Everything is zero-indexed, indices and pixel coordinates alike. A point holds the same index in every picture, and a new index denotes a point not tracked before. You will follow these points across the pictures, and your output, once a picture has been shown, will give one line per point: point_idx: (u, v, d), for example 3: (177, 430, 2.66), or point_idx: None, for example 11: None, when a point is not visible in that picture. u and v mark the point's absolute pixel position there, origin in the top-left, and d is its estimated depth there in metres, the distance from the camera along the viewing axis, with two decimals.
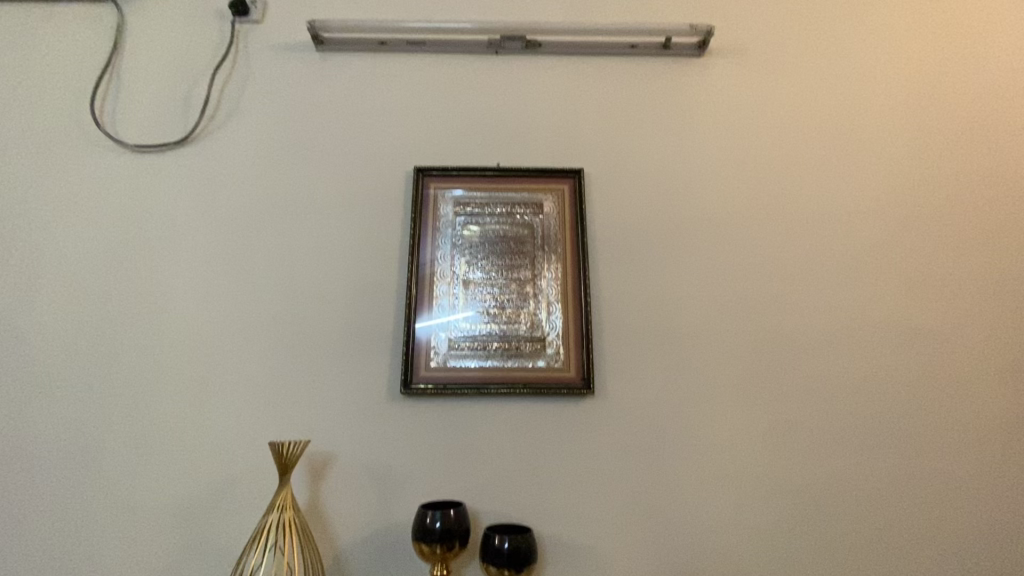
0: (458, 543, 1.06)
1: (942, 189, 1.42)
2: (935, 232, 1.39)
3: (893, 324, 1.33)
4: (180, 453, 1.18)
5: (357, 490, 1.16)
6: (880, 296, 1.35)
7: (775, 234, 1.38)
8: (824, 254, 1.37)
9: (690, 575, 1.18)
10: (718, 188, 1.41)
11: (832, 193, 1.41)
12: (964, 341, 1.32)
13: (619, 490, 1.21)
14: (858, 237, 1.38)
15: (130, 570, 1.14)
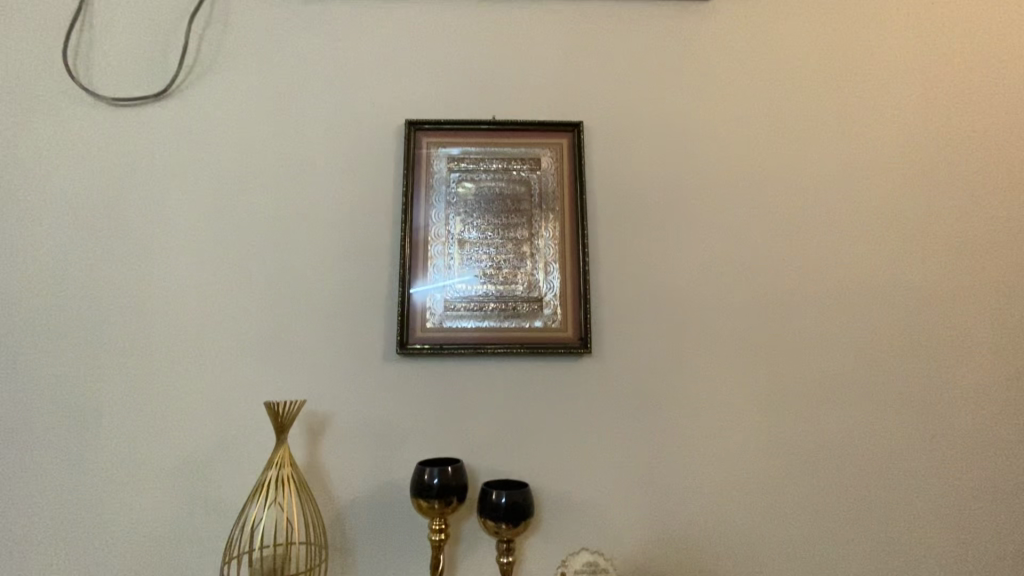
0: (456, 499, 1.05)
1: (949, 146, 1.38)
2: (940, 191, 1.35)
3: (896, 282, 1.31)
4: (178, 412, 1.20)
5: (358, 447, 1.19)
6: (882, 255, 1.32)
7: (777, 191, 1.34)
8: (828, 211, 1.33)
9: (684, 530, 1.19)
10: (720, 143, 1.36)
11: (837, 148, 1.37)
12: (964, 301, 1.31)
13: (617, 447, 1.22)
14: (863, 194, 1.34)
15: (129, 525, 1.16)
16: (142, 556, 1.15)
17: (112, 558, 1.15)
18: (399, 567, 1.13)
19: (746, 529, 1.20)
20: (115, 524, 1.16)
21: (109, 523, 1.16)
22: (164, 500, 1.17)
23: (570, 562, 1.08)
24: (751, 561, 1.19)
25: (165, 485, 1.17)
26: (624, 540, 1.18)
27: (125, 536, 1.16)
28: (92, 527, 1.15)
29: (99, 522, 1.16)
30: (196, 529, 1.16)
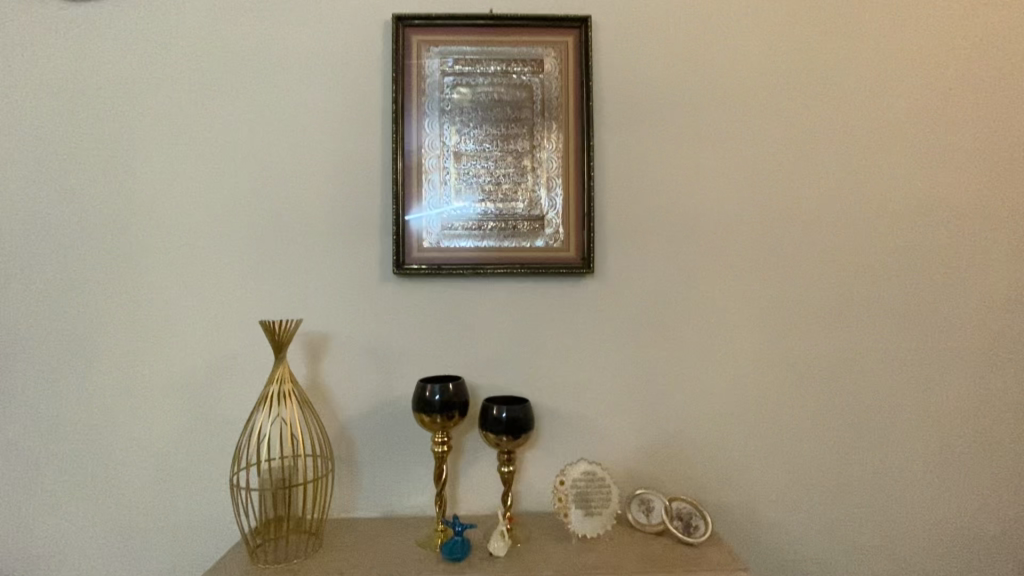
0: (457, 413, 1.07)
1: (987, 52, 1.27)
2: (969, 103, 1.26)
3: (911, 201, 1.25)
4: (174, 331, 1.19)
5: (359, 366, 1.20)
6: (901, 173, 1.26)
7: (796, 101, 1.24)
8: (848, 124, 1.25)
9: (680, 444, 1.22)
10: (739, 46, 1.24)
11: (864, 53, 1.26)
12: (982, 221, 1.26)
13: (618, 367, 1.22)
14: (886, 106, 1.26)
15: (135, 438, 1.19)
16: (153, 469, 1.19)
17: (125, 470, 1.18)
18: (403, 476, 1.18)
19: (740, 443, 1.23)
20: (124, 439, 1.18)
21: (118, 439, 1.18)
22: (169, 417, 1.19)
23: (568, 472, 1.09)
24: (743, 473, 1.23)
25: (169, 404, 1.19)
26: (621, 454, 1.21)
27: (134, 450, 1.18)
28: (102, 442, 1.18)
29: (109, 438, 1.18)
30: (204, 443, 1.19)
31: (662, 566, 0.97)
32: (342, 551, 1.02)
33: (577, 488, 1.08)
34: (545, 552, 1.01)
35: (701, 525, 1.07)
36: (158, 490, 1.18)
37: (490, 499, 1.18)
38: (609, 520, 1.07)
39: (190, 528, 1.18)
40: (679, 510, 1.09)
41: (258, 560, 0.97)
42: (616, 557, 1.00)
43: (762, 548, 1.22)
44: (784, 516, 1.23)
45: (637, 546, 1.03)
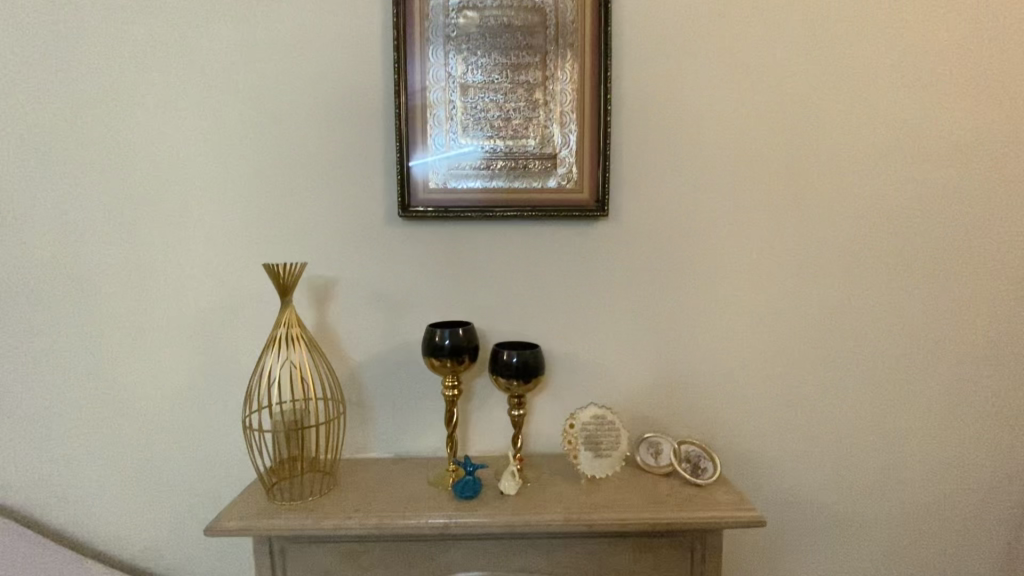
0: (468, 358, 1.06)
1: None
2: (1013, 37, 1.18)
3: (941, 144, 1.20)
4: (177, 274, 1.17)
5: (367, 310, 1.18)
6: (932, 112, 1.19)
7: (826, 33, 1.17)
8: (880, 58, 1.18)
9: (690, 390, 1.22)
10: None
11: None
12: (1013, 165, 1.20)
13: (630, 312, 1.20)
14: (923, 39, 1.18)
15: (147, 381, 1.20)
16: (166, 411, 1.20)
17: (139, 410, 1.20)
18: (413, 420, 1.19)
19: (750, 389, 1.22)
20: (135, 381, 1.19)
21: (129, 381, 1.19)
22: (178, 360, 1.19)
23: (578, 416, 1.09)
24: (751, 419, 1.23)
25: (177, 347, 1.19)
26: (631, 399, 1.21)
27: (146, 391, 1.20)
28: (115, 384, 1.19)
29: (121, 380, 1.19)
30: (215, 386, 1.20)
31: (670, 505, 0.98)
32: (355, 490, 1.05)
33: (587, 431, 1.08)
34: (555, 491, 1.03)
35: (710, 467, 1.08)
36: (172, 431, 1.20)
37: (501, 441, 1.19)
38: (618, 462, 1.08)
39: (206, 467, 1.21)
40: (688, 453, 1.11)
41: (275, 497, 1.00)
42: (626, 496, 1.01)
43: (767, 490, 1.24)
44: (790, 460, 1.24)
45: (646, 486, 1.05)
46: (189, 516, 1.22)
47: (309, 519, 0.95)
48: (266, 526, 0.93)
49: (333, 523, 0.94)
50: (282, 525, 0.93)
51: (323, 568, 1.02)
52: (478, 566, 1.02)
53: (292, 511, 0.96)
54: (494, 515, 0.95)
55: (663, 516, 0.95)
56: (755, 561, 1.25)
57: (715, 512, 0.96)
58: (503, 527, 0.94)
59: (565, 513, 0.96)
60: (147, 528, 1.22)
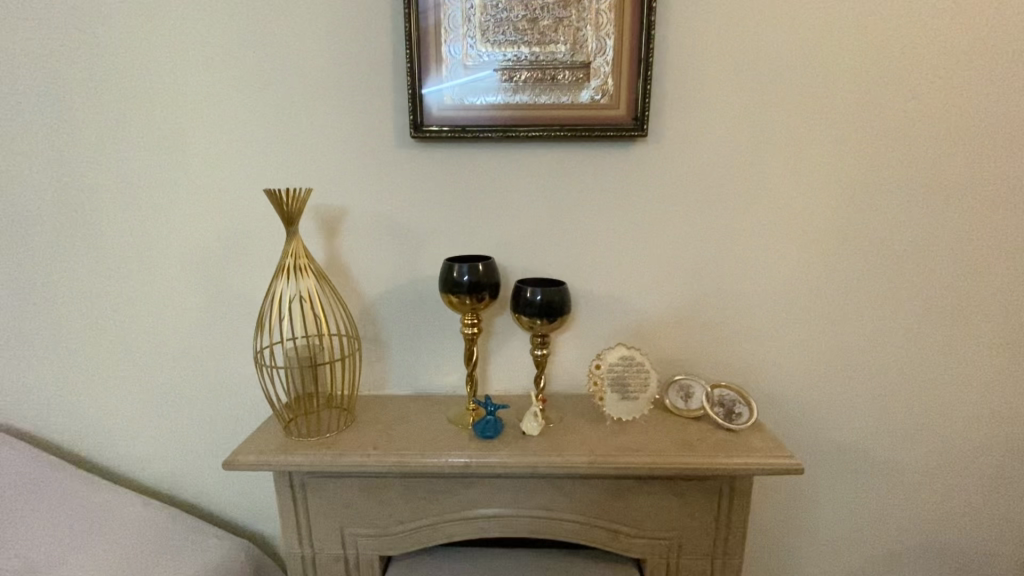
0: (488, 295, 0.98)
1: None
2: None
3: None
4: (180, 202, 1.11)
5: (379, 243, 1.10)
6: None
7: None
8: None
9: (726, 332, 1.13)
10: None
11: None
12: None
13: (665, 247, 1.09)
14: None
15: (159, 314, 1.17)
16: (180, 345, 1.18)
17: (154, 344, 1.18)
18: (431, 358, 1.15)
19: (792, 332, 1.13)
20: (148, 314, 1.17)
21: (142, 314, 1.17)
22: (188, 294, 1.15)
23: (606, 355, 1.03)
24: (790, 364, 1.15)
25: (185, 281, 1.15)
26: (662, 340, 1.14)
27: (160, 325, 1.17)
28: (128, 317, 1.17)
29: (134, 313, 1.17)
30: (228, 320, 1.16)
31: (701, 450, 0.93)
32: (373, 427, 1.02)
33: (614, 372, 1.02)
34: (579, 433, 0.99)
35: (745, 413, 1.01)
36: (188, 364, 1.19)
37: (522, 380, 1.14)
38: (647, 404, 1.02)
39: (225, 400, 1.20)
40: (721, 397, 1.04)
41: (292, 432, 0.98)
42: (654, 439, 0.96)
43: (798, 437, 1.19)
44: (828, 407, 1.17)
45: (675, 430, 0.99)
46: (212, 448, 1.23)
47: (327, 455, 0.93)
48: (284, 461, 0.92)
49: (351, 460, 0.92)
50: (300, 461, 0.92)
51: (345, 500, 1.02)
52: (499, 502, 1.01)
53: (309, 447, 0.95)
54: (516, 455, 0.92)
55: (693, 461, 0.91)
56: (779, 504, 1.23)
57: (749, 459, 0.91)
58: (525, 467, 0.91)
59: (590, 456, 0.92)
60: (173, 457, 1.24)
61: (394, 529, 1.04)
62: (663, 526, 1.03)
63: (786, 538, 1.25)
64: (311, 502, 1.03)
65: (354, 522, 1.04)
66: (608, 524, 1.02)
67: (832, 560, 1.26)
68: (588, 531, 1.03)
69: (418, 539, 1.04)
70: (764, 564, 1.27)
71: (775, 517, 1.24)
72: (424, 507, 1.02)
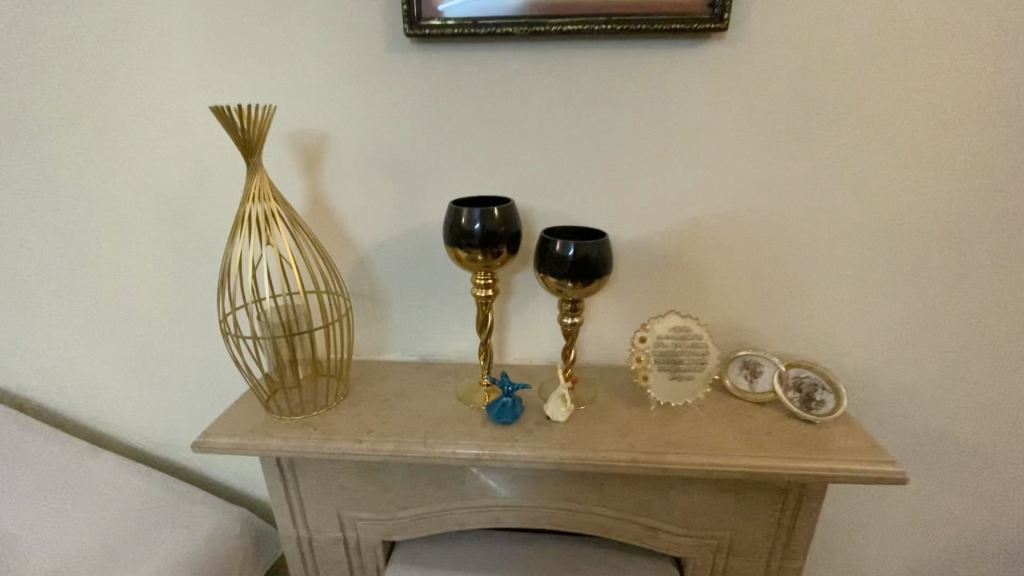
0: (506, 250, 0.77)
1: None
2: None
3: None
4: (130, 133, 0.91)
5: (371, 180, 0.89)
6: None
7: None
8: None
9: (810, 299, 0.88)
10: None
11: None
12: None
13: (738, 187, 0.83)
14: None
15: (124, 267, 1.01)
16: (153, 302, 1.03)
17: (126, 301, 1.03)
18: (439, 320, 0.96)
19: (899, 302, 0.87)
20: (112, 266, 1.01)
21: (106, 266, 1.01)
22: (153, 243, 0.98)
23: (652, 326, 0.82)
24: (895, 341, 0.89)
25: (148, 228, 0.97)
26: (725, 306, 0.90)
27: (128, 280, 1.02)
28: (93, 272, 1.02)
29: (98, 265, 1.01)
30: (201, 273, 0.99)
31: (771, 449, 0.74)
32: (368, 404, 0.86)
33: (662, 347, 0.82)
34: (616, 420, 0.80)
35: (829, 401, 0.80)
36: (165, 323, 1.04)
37: (548, 348, 0.95)
38: (702, 386, 0.82)
39: (209, 363, 1.06)
40: (798, 379, 0.83)
41: (274, 409, 0.83)
42: (711, 433, 0.77)
43: (893, 431, 0.95)
44: (935, 397, 0.92)
45: (737, 419, 0.80)
46: (202, 413, 1.12)
47: (312, 440, 0.78)
48: (261, 445, 0.78)
49: (339, 446, 0.77)
50: (280, 446, 0.78)
51: (340, 483, 0.89)
52: (517, 493, 0.86)
53: (292, 428, 0.80)
54: (537, 449, 0.75)
55: (762, 464, 0.72)
56: (852, 503, 1.02)
57: (834, 464, 0.72)
58: (548, 464, 0.74)
59: (631, 453, 0.73)
60: (164, 421, 1.14)
61: (397, 515, 0.90)
62: (713, 526, 0.86)
63: (858, 541, 1.06)
64: (302, 483, 0.89)
65: (352, 506, 0.91)
66: (646, 521, 0.86)
67: (913, 568, 1.07)
68: (622, 527, 0.87)
69: (424, 527, 0.91)
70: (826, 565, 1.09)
71: (846, 517, 1.04)
72: (430, 494, 0.88)
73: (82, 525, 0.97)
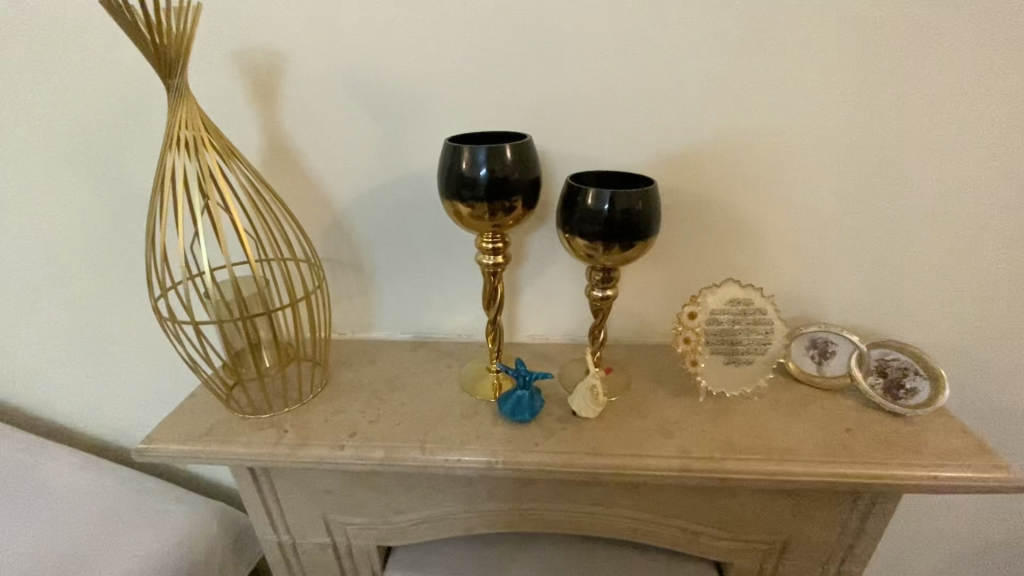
0: (522, 203, 0.58)
1: None
2: None
3: None
4: (16, 58, 0.68)
5: (344, 117, 0.69)
6: None
7: None
8: None
9: (900, 265, 0.70)
10: None
11: None
12: None
13: (817, 121, 0.65)
14: None
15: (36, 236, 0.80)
16: (78, 278, 0.83)
17: (45, 278, 0.83)
18: (436, 293, 0.79)
19: (1013, 267, 0.69)
20: (21, 235, 0.80)
21: (13, 234, 0.80)
22: (64, 202, 0.77)
23: (704, 298, 0.65)
24: (999, 318, 0.72)
25: (55, 184, 0.76)
26: (789, 274, 0.73)
27: (43, 252, 0.81)
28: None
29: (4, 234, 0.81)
30: (133, 241, 0.79)
31: (855, 452, 0.59)
32: (351, 397, 0.70)
33: (716, 325, 0.66)
34: (658, 415, 0.65)
35: (923, 390, 0.64)
36: (96, 303, 0.84)
37: (567, 323, 0.80)
38: (763, 372, 0.67)
39: (153, 349, 0.87)
40: (885, 363, 0.66)
41: (235, 407, 0.67)
42: (777, 431, 0.62)
43: (987, 423, 0.78)
44: None
45: (807, 413, 0.65)
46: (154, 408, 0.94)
47: (281, 445, 0.63)
48: (218, 452, 0.63)
49: (314, 454, 0.62)
50: (241, 453, 0.63)
51: (322, 487, 0.74)
52: (534, 497, 0.72)
53: (259, 430, 0.65)
54: (564, 455, 0.60)
55: (845, 472, 0.57)
56: (934, 511, 0.86)
57: (937, 472, 0.57)
58: (576, 473, 0.59)
59: (681, 459, 0.59)
60: (114, 416, 0.97)
61: (394, 521, 0.76)
62: (765, 530, 0.73)
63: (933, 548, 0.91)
64: (278, 487, 0.74)
65: (339, 511, 0.76)
66: (686, 525, 0.73)
67: None
68: (657, 530, 0.74)
69: (425, 533, 0.77)
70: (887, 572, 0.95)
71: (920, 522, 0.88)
72: (432, 498, 0.73)
73: (15, 543, 0.81)
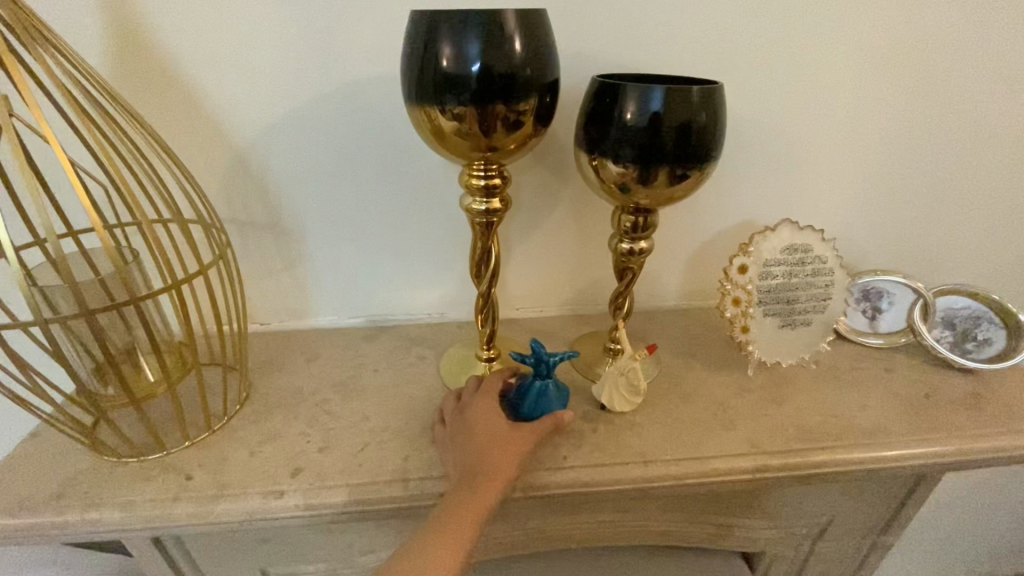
0: (534, 114, 0.39)
1: None
2: None
3: None
4: None
5: (246, 4, 0.46)
6: None
7: None
8: None
9: (951, 204, 0.60)
10: None
11: None
12: None
13: (884, 19, 0.52)
14: None
15: None
16: None
17: None
18: (395, 263, 0.59)
19: None
20: None
21: None
22: None
23: (756, 247, 0.52)
24: None
25: None
26: (831, 216, 0.61)
27: None
28: None
29: None
30: None
31: (946, 423, 0.48)
32: (285, 415, 0.49)
33: (771, 280, 0.52)
34: (705, 400, 0.51)
35: (998, 340, 0.55)
36: None
37: (567, 290, 0.63)
38: (819, 335, 0.54)
39: None
40: (948, 315, 0.57)
41: (104, 450, 0.44)
42: (849, 406, 0.50)
43: None
44: None
45: (874, 380, 0.53)
46: None
47: (181, 503, 0.41)
48: (76, 525, 0.40)
49: (238, 511, 0.41)
50: (116, 522, 0.40)
51: (253, 537, 0.52)
52: (545, 515, 0.55)
53: (144, 481, 0.42)
54: (603, 468, 0.44)
55: (942, 451, 0.46)
56: (966, 474, 0.79)
57: None
58: (621, 490, 0.44)
59: (751, 458, 0.45)
60: None
61: (361, 564, 0.55)
62: (809, 514, 0.62)
63: (959, 514, 0.84)
64: (191, 543, 0.51)
65: (281, 561, 0.54)
66: (722, 519, 0.61)
67: (1008, 531, 0.88)
68: (688, 530, 0.61)
69: None
70: (915, 547, 0.87)
71: (950, 489, 0.81)
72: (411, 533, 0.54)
73: None
